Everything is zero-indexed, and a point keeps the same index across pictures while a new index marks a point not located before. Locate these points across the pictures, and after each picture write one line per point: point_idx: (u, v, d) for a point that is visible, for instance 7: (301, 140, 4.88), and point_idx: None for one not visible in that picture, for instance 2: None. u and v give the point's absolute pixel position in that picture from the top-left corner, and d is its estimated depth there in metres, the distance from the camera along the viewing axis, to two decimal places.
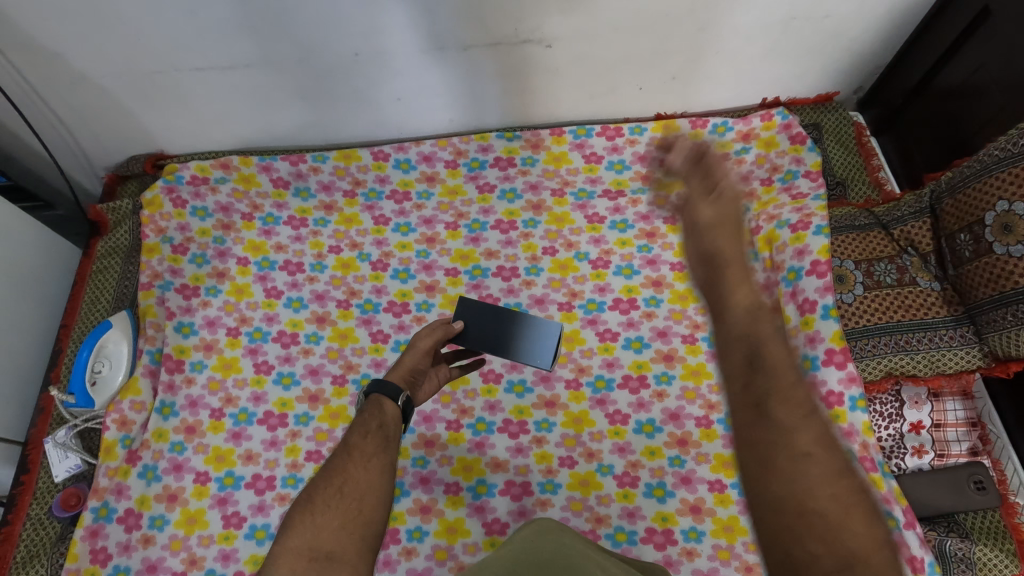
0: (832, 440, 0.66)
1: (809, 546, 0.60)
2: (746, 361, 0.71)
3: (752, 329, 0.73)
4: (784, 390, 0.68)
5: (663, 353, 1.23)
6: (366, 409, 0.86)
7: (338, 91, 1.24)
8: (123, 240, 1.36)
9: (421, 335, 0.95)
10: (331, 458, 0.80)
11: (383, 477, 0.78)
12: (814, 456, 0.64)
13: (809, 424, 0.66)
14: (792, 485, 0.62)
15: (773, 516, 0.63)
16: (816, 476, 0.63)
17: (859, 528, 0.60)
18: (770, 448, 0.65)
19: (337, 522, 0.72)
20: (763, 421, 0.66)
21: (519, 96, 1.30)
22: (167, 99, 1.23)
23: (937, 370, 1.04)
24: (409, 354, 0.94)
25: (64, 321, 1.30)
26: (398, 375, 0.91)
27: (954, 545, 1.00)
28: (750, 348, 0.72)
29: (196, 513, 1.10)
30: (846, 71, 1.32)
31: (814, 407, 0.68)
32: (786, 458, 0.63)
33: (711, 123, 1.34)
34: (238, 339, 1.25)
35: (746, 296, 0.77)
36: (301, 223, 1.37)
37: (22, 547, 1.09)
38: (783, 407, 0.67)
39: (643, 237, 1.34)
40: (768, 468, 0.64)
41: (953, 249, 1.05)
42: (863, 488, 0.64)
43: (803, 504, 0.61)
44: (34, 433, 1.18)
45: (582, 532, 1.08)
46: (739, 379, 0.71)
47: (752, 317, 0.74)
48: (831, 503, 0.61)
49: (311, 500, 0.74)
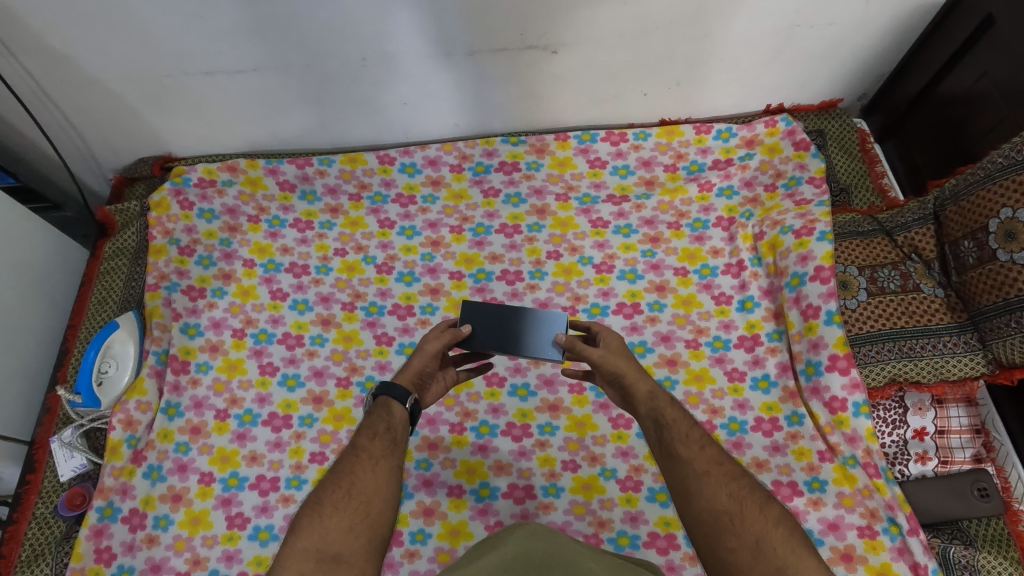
0: (724, 456, 0.80)
1: (728, 544, 0.71)
2: (649, 396, 0.87)
3: (619, 371, 0.89)
4: (680, 432, 0.82)
5: (666, 358, 1.23)
6: (374, 412, 0.87)
7: (346, 96, 1.25)
8: (130, 241, 1.37)
9: (429, 339, 0.94)
10: (338, 460, 0.81)
11: (390, 479, 0.79)
12: (711, 471, 0.77)
13: (703, 450, 0.80)
14: (693, 491, 0.76)
15: (687, 516, 0.76)
16: (713, 485, 0.76)
17: (755, 514, 0.73)
18: (672, 466, 0.79)
19: (345, 524, 0.73)
20: (663, 445, 0.81)
21: (525, 101, 1.31)
22: (176, 102, 1.24)
23: (941, 377, 1.04)
24: (416, 358, 0.93)
25: (72, 321, 1.31)
26: (406, 378, 0.91)
27: (958, 551, 1.00)
28: (648, 396, 0.86)
29: (200, 513, 1.11)
30: (850, 77, 1.32)
31: (708, 439, 0.81)
32: (681, 473, 0.78)
33: (716, 129, 1.35)
34: (244, 341, 1.26)
35: (607, 339, 0.94)
36: (307, 226, 1.38)
37: (27, 545, 1.10)
38: (682, 446, 0.80)
39: (647, 241, 1.35)
40: (685, 495, 0.77)
41: (956, 256, 1.06)
42: (768, 495, 0.75)
43: (705, 501, 0.74)
44: (39, 433, 1.19)
45: (584, 535, 1.08)
46: (645, 411, 0.85)
47: (611, 357, 0.90)
48: (730, 502, 0.74)
49: (320, 502, 0.75)
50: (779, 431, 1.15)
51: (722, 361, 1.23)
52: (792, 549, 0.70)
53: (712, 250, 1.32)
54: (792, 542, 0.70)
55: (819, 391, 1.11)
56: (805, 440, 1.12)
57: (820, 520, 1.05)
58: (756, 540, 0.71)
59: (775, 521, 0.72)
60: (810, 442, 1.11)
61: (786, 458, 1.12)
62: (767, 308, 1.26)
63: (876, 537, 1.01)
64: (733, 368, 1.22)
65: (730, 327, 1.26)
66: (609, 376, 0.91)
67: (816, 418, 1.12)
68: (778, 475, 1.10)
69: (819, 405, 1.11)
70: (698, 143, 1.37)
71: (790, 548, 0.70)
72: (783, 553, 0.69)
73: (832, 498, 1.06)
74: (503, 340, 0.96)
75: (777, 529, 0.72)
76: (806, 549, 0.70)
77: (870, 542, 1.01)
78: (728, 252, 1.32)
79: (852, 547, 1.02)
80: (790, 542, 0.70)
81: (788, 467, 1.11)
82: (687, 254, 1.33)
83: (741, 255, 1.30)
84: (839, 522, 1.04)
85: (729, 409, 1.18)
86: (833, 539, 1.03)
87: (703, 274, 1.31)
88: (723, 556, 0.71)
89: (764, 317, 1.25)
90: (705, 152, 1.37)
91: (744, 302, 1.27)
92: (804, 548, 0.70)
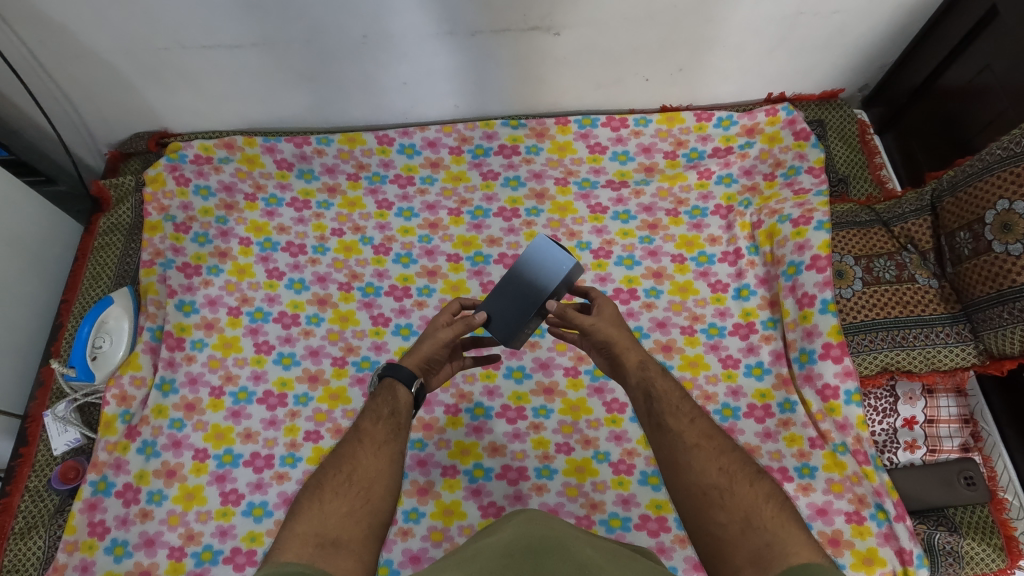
0: (715, 429, 0.81)
1: (717, 518, 0.71)
2: (639, 367, 0.89)
3: (609, 339, 0.92)
4: (670, 403, 0.84)
5: (662, 344, 1.24)
6: (379, 394, 0.88)
7: (347, 75, 1.24)
8: (125, 217, 1.35)
9: (440, 325, 0.94)
10: (340, 444, 0.81)
11: (392, 466, 0.79)
12: (701, 445, 0.78)
13: (693, 422, 0.81)
14: (680, 469, 0.77)
15: (677, 496, 0.77)
16: (703, 458, 0.77)
17: (745, 489, 0.73)
18: (661, 444, 0.81)
19: (345, 509, 0.72)
20: (652, 422, 0.84)
21: (527, 84, 1.30)
22: (172, 76, 1.22)
23: (932, 366, 1.05)
24: (427, 343, 0.93)
25: (65, 296, 1.30)
26: (413, 362, 0.92)
27: (942, 538, 1.03)
28: (637, 365, 0.89)
29: (195, 489, 1.11)
30: (853, 67, 1.32)
31: (698, 411, 0.83)
32: (669, 451, 0.80)
33: (716, 117, 1.35)
34: (239, 319, 1.26)
35: (602, 306, 0.96)
36: (303, 205, 1.37)
37: (20, 517, 1.10)
38: (672, 418, 0.82)
39: (646, 228, 1.35)
40: (674, 468, 0.78)
41: (952, 247, 1.06)
42: (758, 470, 0.75)
43: (692, 478, 0.76)
44: (33, 406, 1.18)
45: (577, 517, 1.09)
46: (635, 386, 0.88)
47: (603, 325, 0.92)
48: (719, 477, 0.75)
49: (320, 486, 0.74)
50: (771, 417, 1.16)
51: (717, 347, 1.23)
52: (782, 523, 0.69)
53: (710, 237, 1.33)
54: (781, 518, 0.70)
55: (812, 378, 1.12)
56: (797, 427, 1.13)
57: (808, 505, 1.07)
58: (745, 515, 0.71)
59: (764, 497, 0.72)
60: (801, 429, 1.13)
61: (777, 445, 1.13)
62: (763, 296, 1.26)
63: (864, 523, 1.03)
64: (728, 354, 1.23)
65: (726, 314, 1.26)
66: (599, 343, 0.93)
67: (808, 405, 1.13)
68: (769, 461, 1.11)
69: (811, 393, 1.12)
70: (698, 130, 1.36)
71: (779, 522, 0.69)
72: (772, 528, 0.69)
73: (821, 484, 1.08)
74: (525, 304, 0.95)
75: (767, 504, 0.72)
76: (794, 523, 0.70)
77: (857, 527, 1.03)
78: (726, 240, 1.32)
79: (839, 532, 1.04)
80: (780, 516, 0.70)
81: (779, 453, 1.12)
82: (684, 241, 1.33)
83: (738, 243, 1.30)
84: (828, 507, 1.06)
85: (722, 395, 1.19)
86: (821, 524, 1.05)
87: (700, 261, 1.31)
88: (712, 531, 0.71)
89: (759, 305, 1.26)
90: (706, 140, 1.37)
91: (740, 290, 1.28)
92: (794, 524, 0.69)
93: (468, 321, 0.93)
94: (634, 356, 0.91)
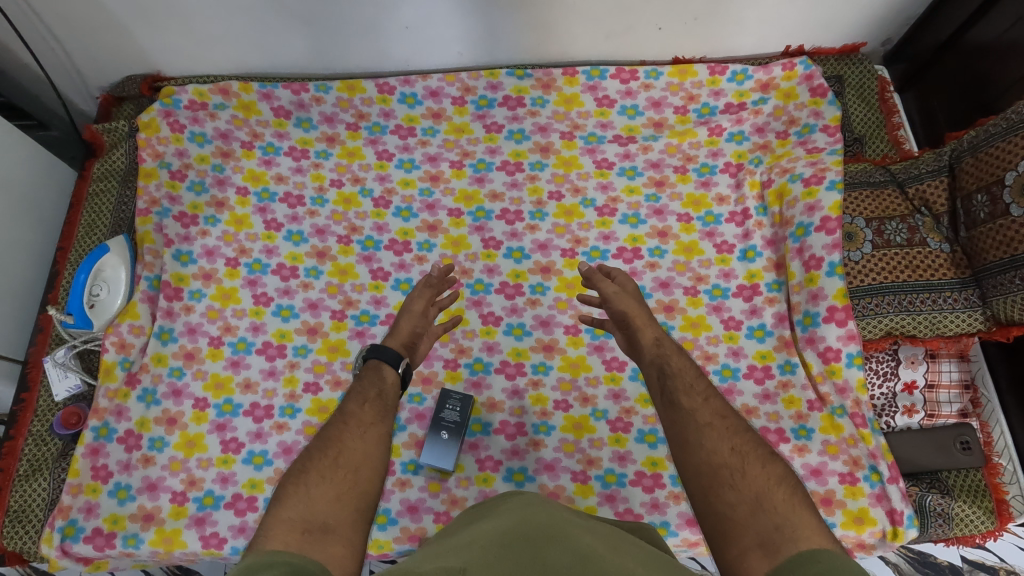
0: (728, 410, 0.80)
1: (726, 498, 0.69)
2: (657, 345, 0.91)
3: (626, 311, 0.97)
4: (684, 382, 0.84)
5: (664, 304, 1.22)
6: (365, 376, 0.89)
7: (344, 18, 1.18)
8: (119, 163, 1.32)
9: (412, 301, 1.02)
10: (326, 427, 0.80)
11: (380, 445, 0.79)
12: (714, 424, 0.77)
13: (707, 401, 0.80)
14: (689, 448, 0.76)
15: (686, 475, 0.74)
16: (715, 437, 0.75)
17: (757, 471, 0.71)
18: (672, 423, 0.80)
19: (332, 494, 0.70)
20: (663, 401, 0.83)
21: (535, 30, 1.24)
22: (164, 17, 1.17)
23: (937, 332, 1.04)
24: (405, 320, 1.00)
25: (62, 244, 1.28)
26: (396, 340, 0.96)
27: (934, 501, 1.03)
28: (653, 342, 0.92)
29: (195, 436, 1.12)
30: (877, 19, 1.25)
31: (713, 391, 0.83)
32: (679, 430, 0.79)
33: (732, 70, 1.29)
34: (237, 270, 1.24)
35: (622, 281, 1.02)
36: (302, 154, 1.34)
37: (24, 460, 1.11)
38: (685, 395, 0.82)
39: (652, 185, 1.31)
40: (684, 446, 0.76)
41: (968, 210, 1.03)
42: (771, 452, 0.73)
43: (701, 456, 0.74)
44: (33, 352, 1.18)
45: (573, 472, 1.11)
46: (651, 364, 0.89)
47: (622, 297, 0.99)
48: (731, 456, 0.73)
49: (306, 471, 0.73)
50: (771, 379, 1.16)
51: (720, 309, 1.22)
52: (793, 507, 0.67)
53: (718, 196, 1.30)
54: (793, 502, 0.67)
55: (814, 341, 1.11)
56: (796, 389, 1.13)
57: (803, 466, 1.07)
58: (756, 496, 0.68)
59: (776, 480, 0.70)
60: (800, 391, 1.13)
61: (775, 406, 1.13)
62: (769, 258, 1.24)
63: (857, 484, 1.05)
64: (730, 316, 1.21)
65: (730, 275, 1.24)
66: (619, 315, 0.98)
67: (809, 367, 1.12)
68: (767, 422, 1.12)
69: (812, 355, 1.12)
70: (711, 84, 1.31)
71: (790, 506, 0.67)
72: (783, 512, 0.66)
73: (817, 445, 1.08)
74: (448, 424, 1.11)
75: (780, 487, 0.69)
76: (805, 508, 0.67)
77: (850, 488, 1.05)
78: (734, 199, 1.29)
79: (832, 492, 1.05)
80: (791, 501, 0.67)
81: (776, 415, 1.12)
82: (691, 200, 1.30)
83: (747, 203, 1.27)
84: (822, 468, 1.07)
85: (723, 355, 1.18)
86: (815, 484, 1.06)
87: (706, 221, 1.28)
88: (720, 511, 0.69)
89: (765, 267, 1.23)
90: (718, 95, 1.32)
91: (746, 251, 1.25)
92: (805, 509, 0.67)
93: (431, 283, 1.04)
94: (652, 333, 0.93)
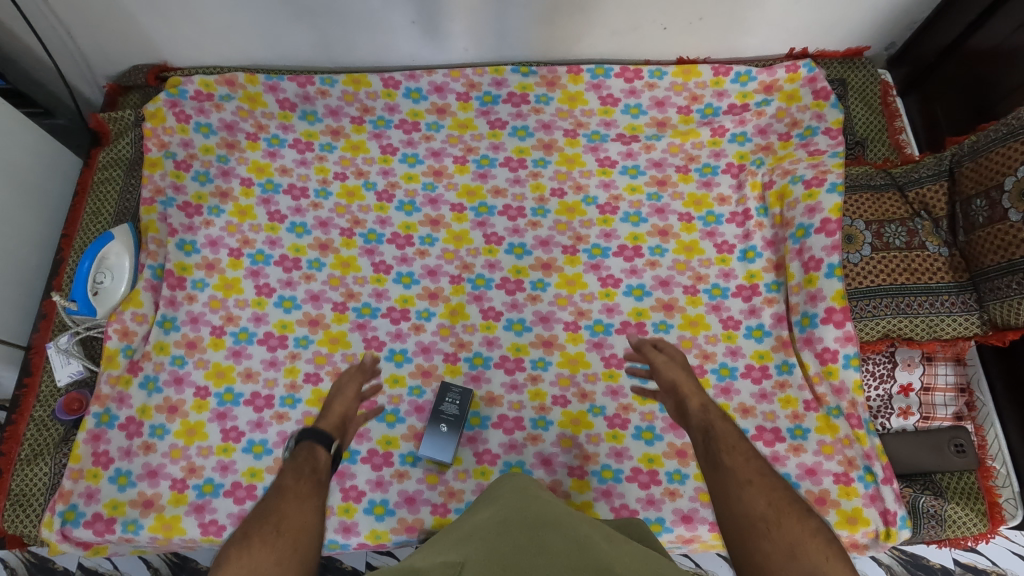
0: (769, 468, 0.78)
1: (763, 548, 0.68)
2: (701, 410, 0.94)
3: (676, 381, 1.04)
4: (727, 443, 0.84)
5: (663, 302, 1.23)
6: (299, 455, 0.88)
7: (351, 11, 1.18)
8: (125, 152, 1.33)
9: (343, 385, 1.11)
10: (261, 502, 0.77)
11: (317, 516, 0.76)
12: (753, 480, 0.76)
13: (748, 460, 0.79)
14: (729, 504, 0.75)
15: (726, 531, 0.74)
16: (753, 493, 0.74)
17: (793, 525, 0.69)
18: (713, 479, 0.81)
19: (274, 558, 0.67)
20: (706, 461, 0.84)
21: (540, 26, 1.24)
22: (171, 6, 1.17)
23: (934, 335, 1.05)
24: (338, 402, 1.07)
25: (66, 231, 1.29)
26: (329, 422, 1.02)
27: (928, 502, 1.04)
28: (699, 408, 0.95)
29: (196, 425, 1.13)
30: (881, 23, 1.26)
31: (754, 451, 0.82)
32: (719, 486, 0.78)
33: (735, 72, 1.30)
34: (240, 261, 1.25)
35: (671, 353, 1.12)
36: (306, 147, 1.34)
37: (26, 444, 1.13)
38: (727, 455, 0.82)
39: (654, 184, 1.32)
40: (725, 500, 0.76)
41: (966, 214, 1.04)
42: (810, 508, 0.71)
43: (740, 511, 0.73)
44: (37, 338, 1.19)
45: (570, 467, 1.12)
46: (696, 426, 0.91)
47: (672, 368, 1.07)
48: (768, 509, 0.72)
49: (247, 536, 0.69)
50: (768, 378, 1.16)
51: (719, 308, 1.23)
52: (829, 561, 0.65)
53: (719, 197, 1.30)
54: (829, 556, 0.65)
55: (811, 342, 1.12)
56: (793, 389, 1.14)
57: (798, 465, 1.08)
58: (790, 546, 0.67)
59: (812, 533, 0.68)
60: (797, 391, 1.13)
61: (772, 406, 1.14)
62: (769, 259, 1.25)
63: (851, 484, 1.05)
64: (729, 316, 1.22)
65: (730, 275, 1.25)
66: (669, 384, 1.05)
67: (805, 367, 1.13)
68: (763, 421, 1.13)
69: (810, 355, 1.13)
70: (715, 85, 1.32)
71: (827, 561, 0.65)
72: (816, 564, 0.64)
73: (812, 445, 1.09)
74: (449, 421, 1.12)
75: (815, 539, 0.68)
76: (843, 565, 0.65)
77: (845, 488, 1.05)
78: (735, 200, 1.30)
79: (826, 492, 1.06)
80: (828, 556, 0.66)
81: (773, 414, 1.13)
82: (693, 199, 1.31)
83: (748, 204, 1.28)
84: (817, 468, 1.08)
85: (721, 354, 1.19)
86: (809, 484, 1.07)
87: (707, 221, 1.29)
88: (756, 560, 0.68)
89: (764, 267, 1.24)
90: (721, 96, 1.32)
91: (746, 252, 1.26)
92: (839, 560, 0.66)
93: (362, 368, 1.15)
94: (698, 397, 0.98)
